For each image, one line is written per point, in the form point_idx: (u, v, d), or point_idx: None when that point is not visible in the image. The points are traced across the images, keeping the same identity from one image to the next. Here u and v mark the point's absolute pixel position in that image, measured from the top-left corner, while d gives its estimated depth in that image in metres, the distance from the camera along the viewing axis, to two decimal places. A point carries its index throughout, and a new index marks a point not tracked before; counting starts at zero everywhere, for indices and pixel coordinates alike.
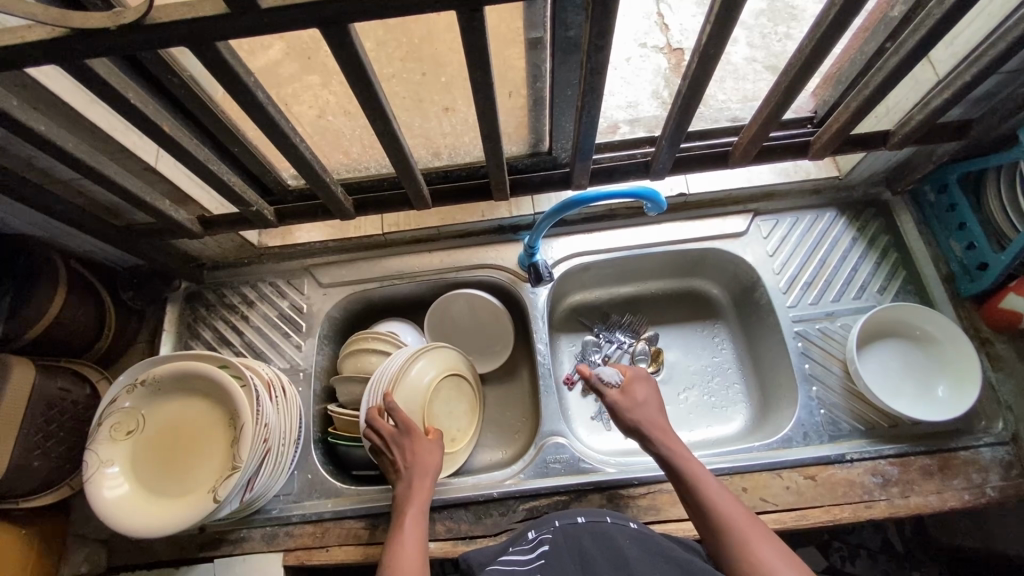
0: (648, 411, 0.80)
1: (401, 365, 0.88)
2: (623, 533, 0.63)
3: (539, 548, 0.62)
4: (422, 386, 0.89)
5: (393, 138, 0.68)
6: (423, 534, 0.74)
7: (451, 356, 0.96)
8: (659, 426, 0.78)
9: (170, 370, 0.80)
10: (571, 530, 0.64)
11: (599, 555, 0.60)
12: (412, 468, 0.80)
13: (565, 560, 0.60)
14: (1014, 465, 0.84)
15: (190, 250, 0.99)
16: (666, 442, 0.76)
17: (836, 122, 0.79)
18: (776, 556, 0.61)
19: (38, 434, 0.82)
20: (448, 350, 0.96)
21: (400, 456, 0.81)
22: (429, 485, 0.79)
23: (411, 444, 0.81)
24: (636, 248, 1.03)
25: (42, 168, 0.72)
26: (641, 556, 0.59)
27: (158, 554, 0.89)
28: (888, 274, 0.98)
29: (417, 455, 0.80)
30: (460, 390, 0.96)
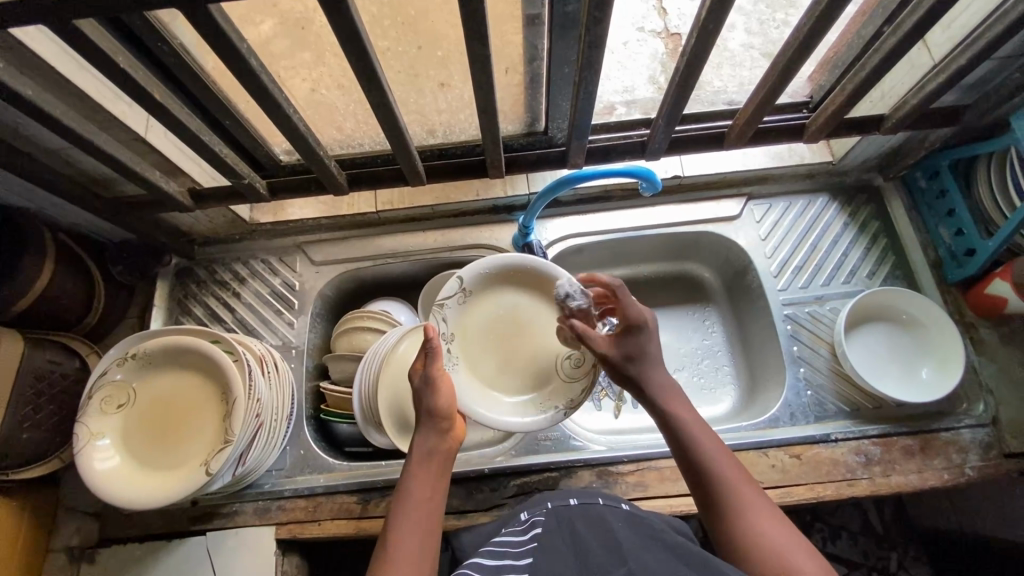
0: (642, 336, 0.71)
1: (493, 260, 0.79)
2: (615, 514, 0.63)
3: (531, 532, 0.62)
4: (493, 291, 0.82)
5: (388, 110, 0.68)
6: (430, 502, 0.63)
7: (441, 310, 0.79)
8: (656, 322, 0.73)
9: (163, 343, 0.80)
10: (564, 513, 0.64)
11: (592, 535, 0.58)
12: (432, 430, 0.67)
13: (557, 541, 0.59)
14: (993, 446, 0.86)
15: (180, 224, 0.97)
16: (674, 403, 0.69)
17: (832, 105, 0.79)
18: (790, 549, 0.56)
19: (27, 407, 0.81)
20: (430, 320, 0.79)
21: (422, 415, 0.68)
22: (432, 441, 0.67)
23: (434, 389, 0.68)
24: (630, 231, 1.03)
25: (27, 135, 0.70)
26: (636, 536, 0.58)
27: (150, 527, 0.89)
28: (877, 260, 0.99)
29: (448, 408, 0.68)
30: (469, 345, 0.81)
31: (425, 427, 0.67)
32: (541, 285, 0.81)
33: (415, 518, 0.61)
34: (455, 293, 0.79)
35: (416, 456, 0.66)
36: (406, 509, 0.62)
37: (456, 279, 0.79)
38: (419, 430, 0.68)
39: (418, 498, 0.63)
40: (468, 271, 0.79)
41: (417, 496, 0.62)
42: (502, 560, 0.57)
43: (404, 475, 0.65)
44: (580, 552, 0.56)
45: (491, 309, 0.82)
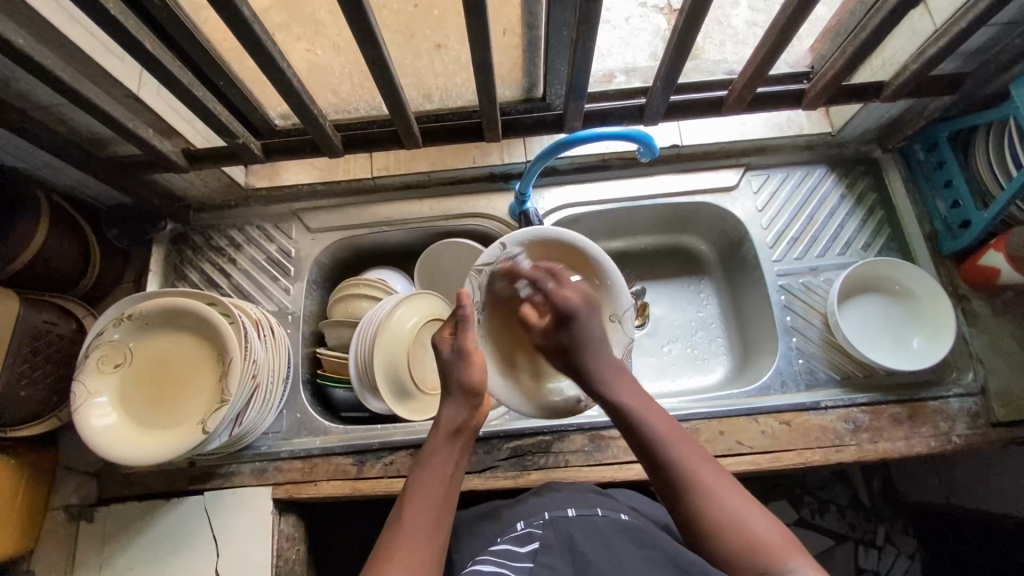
0: (574, 325, 0.70)
1: (541, 232, 0.75)
2: (615, 528, 0.63)
3: (529, 543, 0.61)
4: (528, 271, 0.77)
5: (383, 66, 0.67)
6: (447, 480, 0.65)
7: (478, 275, 0.77)
8: (588, 306, 0.72)
9: (160, 304, 0.80)
10: (562, 524, 0.63)
11: (592, 548, 0.59)
12: (462, 402, 0.70)
13: (557, 556, 0.58)
14: (980, 414, 0.88)
15: (175, 188, 0.97)
16: (625, 392, 0.68)
17: (832, 68, 0.78)
18: (771, 529, 0.56)
19: (24, 364, 0.81)
20: (466, 282, 0.77)
21: (451, 386, 0.71)
22: (460, 415, 0.69)
23: (465, 362, 0.70)
24: (627, 201, 1.03)
25: (18, 90, 0.70)
26: (634, 550, 0.59)
27: (148, 486, 0.90)
28: (873, 231, 0.99)
29: (478, 381, 0.70)
30: (497, 319, 0.78)
31: (456, 399, 0.70)
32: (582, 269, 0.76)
33: (432, 496, 0.63)
34: (494, 260, 0.76)
35: (440, 431, 0.69)
36: (424, 486, 0.63)
37: (499, 246, 0.76)
38: (448, 402, 0.71)
39: (438, 476, 0.65)
40: (513, 236, 0.75)
41: (437, 471, 0.65)
42: (501, 568, 0.57)
43: (426, 448, 0.68)
44: (582, 572, 0.56)
45: (524, 289, 0.78)
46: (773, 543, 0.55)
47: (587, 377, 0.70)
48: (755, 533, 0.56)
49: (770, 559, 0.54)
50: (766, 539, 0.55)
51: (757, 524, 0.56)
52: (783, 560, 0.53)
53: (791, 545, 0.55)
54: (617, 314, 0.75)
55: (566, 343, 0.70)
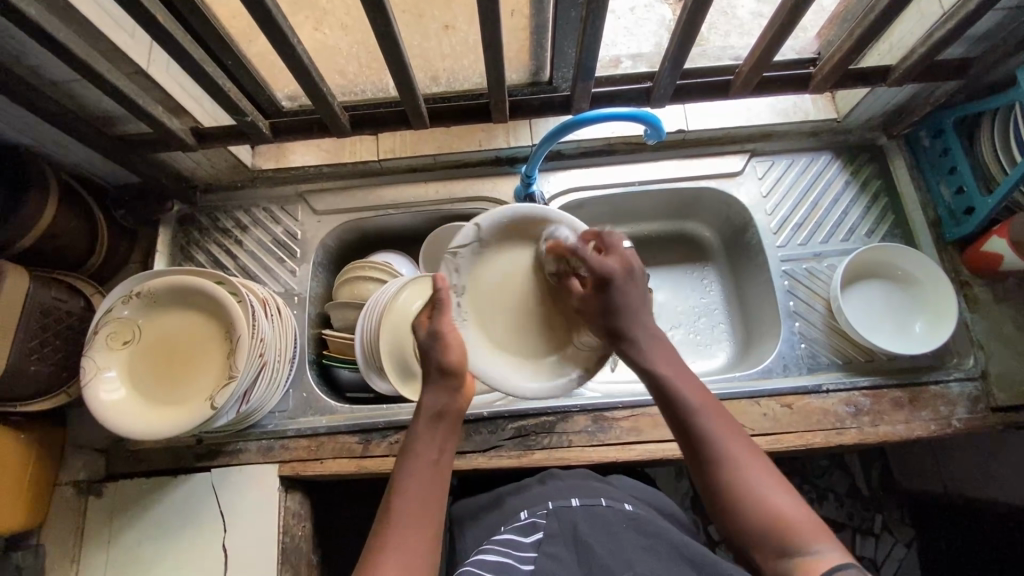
0: (616, 288, 0.71)
1: (510, 210, 0.77)
2: (619, 517, 0.64)
3: (534, 533, 0.62)
4: (508, 247, 0.79)
5: (393, 41, 0.68)
6: (435, 466, 0.64)
7: (453, 258, 0.77)
8: (627, 274, 0.73)
9: (168, 283, 0.81)
10: (565, 514, 0.64)
11: (594, 537, 0.59)
12: (443, 386, 0.69)
13: (562, 545, 0.59)
14: (980, 399, 0.88)
15: (182, 168, 0.97)
16: (663, 363, 0.68)
17: (840, 51, 0.79)
18: (799, 509, 0.55)
19: (34, 340, 0.82)
20: (443, 268, 0.77)
21: (431, 370, 0.69)
22: (441, 399, 0.68)
23: (443, 345, 0.69)
24: (632, 185, 1.03)
25: (29, 65, 0.70)
26: (637, 538, 0.60)
27: (156, 463, 0.91)
28: (876, 218, 1.00)
29: (457, 363, 0.69)
30: (483, 302, 0.78)
31: (437, 384, 0.69)
32: (562, 245, 0.79)
33: (421, 483, 0.62)
34: (470, 241, 0.77)
35: (422, 418, 0.68)
36: (414, 473, 0.63)
37: (472, 227, 0.77)
38: (429, 387, 0.69)
39: (426, 461, 0.64)
40: (485, 216, 0.77)
41: (424, 457, 0.64)
42: (505, 557, 0.58)
43: (410, 436, 0.67)
44: (586, 559, 0.56)
45: (508, 266, 0.79)
46: (799, 521, 0.54)
47: (626, 339, 0.70)
48: (782, 512, 0.55)
49: (795, 535, 0.53)
50: (793, 517, 0.54)
51: (791, 509, 0.55)
52: (807, 539, 0.53)
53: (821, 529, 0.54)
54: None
55: (603, 306, 0.71)
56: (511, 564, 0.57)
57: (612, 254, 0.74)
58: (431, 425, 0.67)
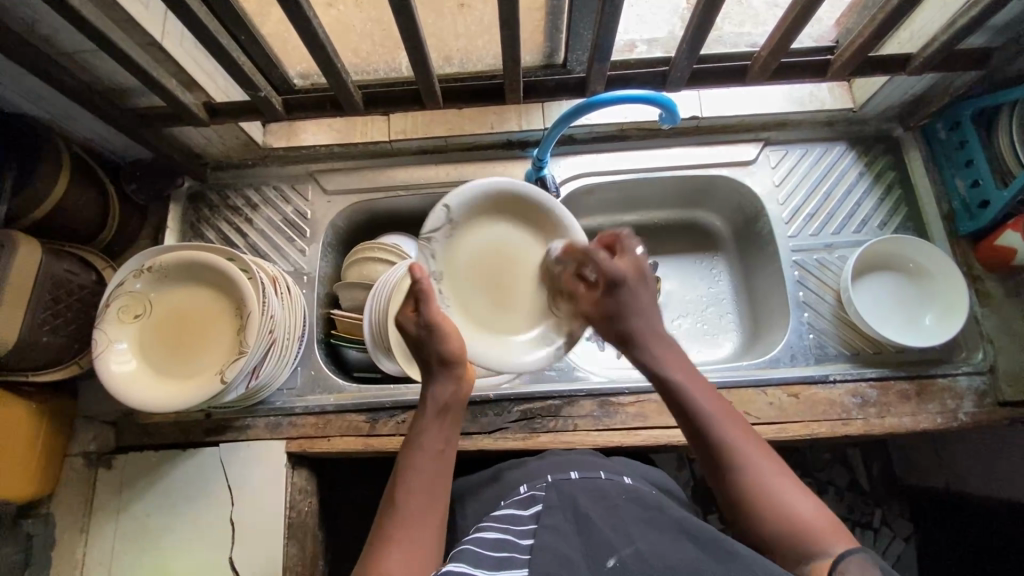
0: (626, 290, 0.70)
1: (476, 188, 0.75)
2: (618, 492, 0.63)
3: (534, 505, 0.63)
4: (484, 219, 0.78)
5: (409, 16, 0.67)
6: (439, 456, 0.66)
7: (429, 244, 0.75)
8: (638, 276, 0.71)
9: (180, 257, 0.81)
10: (565, 487, 0.64)
11: (593, 512, 0.58)
12: (446, 376, 0.69)
13: (559, 515, 0.59)
14: (988, 393, 0.88)
15: (194, 145, 0.97)
16: (673, 366, 0.68)
17: (861, 36, 0.77)
18: (821, 513, 0.57)
19: (46, 311, 0.83)
20: (419, 255, 0.75)
21: (432, 361, 0.69)
22: (448, 390, 0.69)
23: (437, 335, 0.67)
24: (643, 172, 1.02)
25: (44, 33, 0.70)
26: (636, 514, 0.58)
27: (164, 437, 0.92)
28: (890, 210, 0.99)
29: (454, 350, 0.68)
30: (461, 283, 0.77)
31: (439, 375, 0.69)
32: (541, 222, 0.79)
33: (426, 473, 0.64)
34: (443, 224, 0.75)
35: (428, 410, 0.68)
36: (418, 463, 0.64)
37: (442, 209, 0.74)
38: (433, 377, 0.69)
39: (432, 450, 0.66)
40: (454, 195, 0.74)
41: (428, 448, 0.66)
42: (505, 533, 0.58)
43: (416, 428, 0.68)
44: (584, 532, 0.56)
45: (482, 241, 0.77)
46: (820, 522, 0.56)
47: (636, 342, 0.70)
48: (803, 515, 0.57)
49: (819, 539, 0.55)
50: (814, 520, 0.56)
51: (804, 507, 0.57)
52: (829, 542, 0.54)
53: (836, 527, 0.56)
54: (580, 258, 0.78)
55: (609, 310, 0.71)
56: (511, 538, 0.57)
57: (625, 257, 0.73)
58: (436, 415, 0.68)
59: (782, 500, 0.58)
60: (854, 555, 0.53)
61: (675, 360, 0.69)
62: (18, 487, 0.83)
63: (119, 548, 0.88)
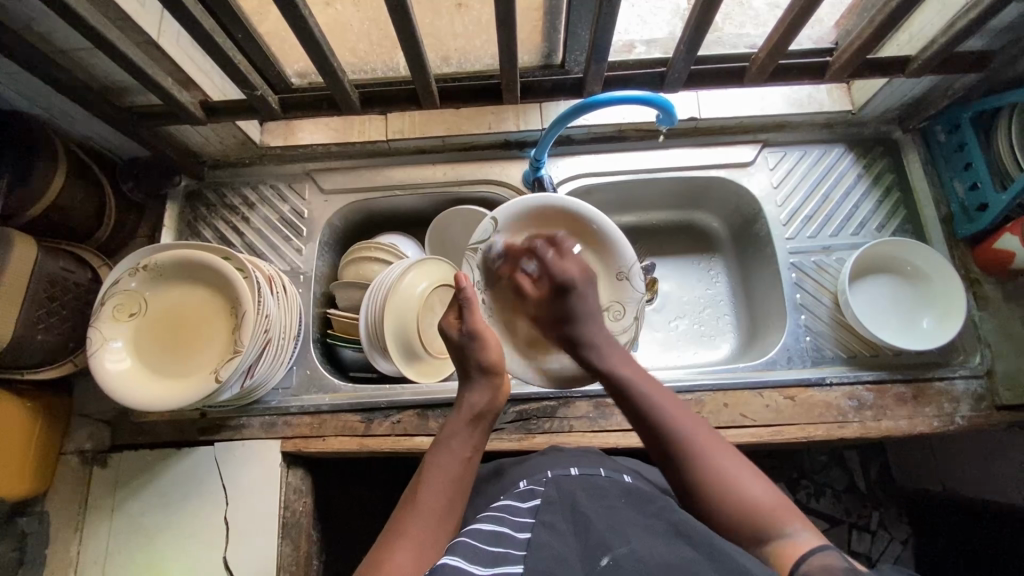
0: (573, 293, 0.75)
1: (529, 202, 0.81)
2: (616, 490, 0.62)
3: (531, 500, 0.62)
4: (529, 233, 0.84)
5: (405, 15, 0.67)
6: (466, 463, 0.65)
7: (474, 253, 0.84)
8: (586, 279, 0.77)
9: (176, 257, 0.81)
10: (563, 483, 0.63)
11: (591, 510, 0.57)
12: (484, 386, 0.70)
13: (557, 514, 0.58)
14: (985, 397, 0.88)
15: (191, 143, 0.97)
16: (616, 360, 0.72)
17: (859, 38, 0.77)
18: (771, 495, 0.59)
19: (42, 309, 0.82)
20: (465, 264, 0.85)
21: (471, 369, 0.71)
22: (484, 399, 0.69)
23: (481, 343, 0.70)
24: (641, 173, 1.02)
25: (39, 31, 0.70)
26: (634, 512, 0.57)
27: (160, 435, 0.92)
28: (888, 213, 0.99)
29: (495, 360, 0.70)
30: (501, 292, 0.84)
31: (478, 383, 0.70)
32: (589, 238, 0.84)
33: (447, 476, 0.63)
34: (487, 236, 0.83)
35: (462, 414, 0.68)
36: (440, 466, 0.64)
37: (490, 222, 0.83)
38: (471, 386, 0.70)
39: (459, 455, 0.65)
40: (505, 210, 0.81)
41: (455, 452, 0.65)
42: (501, 525, 0.58)
43: (446, 429, 0.68)
44: (580, 530, 0.55)
45: None
46: (769, 505, 0.58)
47: (586, 346, 0.73)
48: (754, 499, 0.58)
49: (771, 523, 0.57)
50: (766, 504, 0.58)
51: (754, 490, 0.59)
52: (782, 525, 0.56)
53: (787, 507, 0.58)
54: (624, 271, 0.84)
55: (562, 314, 0.75)
56: (506, 532, 0.56)
57: (571, 259, 0.79)
58: (468, 422, 0.68)
59: (733, 482, 0.59)
60: (822, 547, 0.53)
61: (620, 359, 0.73)
62: (12, 487, 0.84)
63: (113, 547, 0.88)
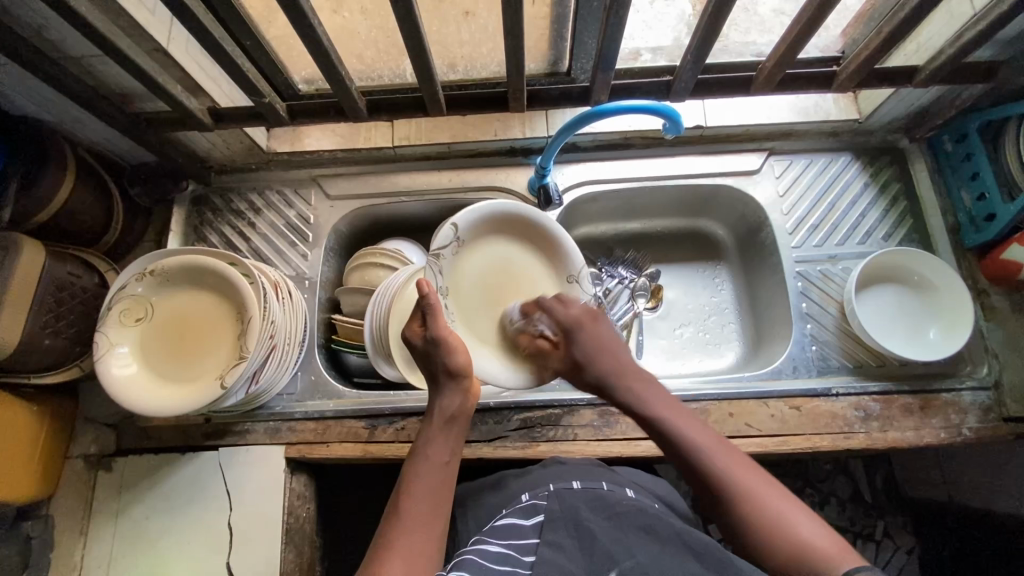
0: (582, 336, 0.70)
1: (485, 207, 0.73)
2: (618, 500, 0.62)
3: (534, 516, 0.61)
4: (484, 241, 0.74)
5: (413, 25, 0.67)
6: (444, 469, 0.65)
7: (436, 261, 0.70)
8: (592, 319, 0.72)
9: (182, 262, 0.81)
10: (567, 496, 0.63)
11: (593, 524, 0.57)
12: (454, 388, 0.68)
13: (562, 530, 0.58)
14: (992, 409, 0.87)
15: (198, 149, 0.98)
16: (649, 397, 0.68)
17: (867, 49, 0.77)
18: (824, 534, 0.55)
19: (49, 314, 0.83)
20: (425, 272, 0.70)
21: (439, 373, 0.68)
22: (456, 399, 0.68)
23: (443, 350, 0.66)
24: (647, 180, 1.02)
25: (50, 38, 0.70)
26: (636, 523, 0.57)
27: (164, 440, 0.92)
28: (895, 222, 0.99)
29: (462, 364, 0.67)
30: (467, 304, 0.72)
31: (447, 387, 0.68)
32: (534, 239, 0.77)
33: (427, 484, 0.63)
34: (449, 241, 0.71)
35: (435, 421, 0.68)
36: (419, 475, 0.64)
37: (449, 227, 0.70)
38: (440, 391, 0.68)
39: (435, 461, 0.65)
40: (464, 215, 0.71)
41: (432, 458, 0.65)
42: (507, 547, 0.57)
43: (422, 437, 0.67)
44: (586, 547, 0.55)
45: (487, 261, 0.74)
46: (825, 546, 0.54)
47: (612, 388, 0.70)
48: (808, 540, 0.55)
49: (826, 563, 0.53)
50: (818, 541, 0.55)
51: (808, 531, 0.56)
52: (835, 562, 0.53)
53: (842, 547, 0.55)
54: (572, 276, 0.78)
55: (579, 358, 0.70)
56: (512, 553, 0.56)
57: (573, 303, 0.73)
58: (442, 427, 0.67)
59: (786, 525, 0.56)
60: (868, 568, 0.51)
61: (651, 399, 0.68)
62: (14, 489, 0.84)
63: (116, 552, 0.88)
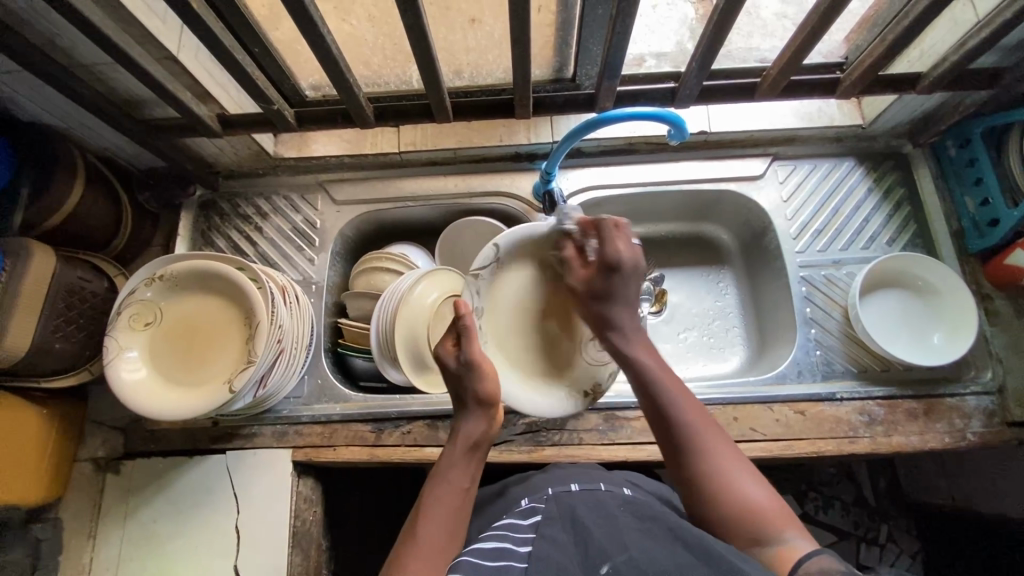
0: (620, 278, 0.67)
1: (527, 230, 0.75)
2: (616, 504, 0.62)
3: (532, 517, 0.62)
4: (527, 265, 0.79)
5: (421, 33, 0.68)
6: (461, 495, 0.65)
7: (476, 280, 0.75)
8: (636, 268, 0.68)
9: (191, 268, 0.82)
10: (565, 499, 0.64)
11: (590, 521, 0.57)
12: (479, 414, 0.69)
13: (558, 528, 0.58)
14: (996, 413, 0.88)
15: (206, 154, 0.98)
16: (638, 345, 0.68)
17: (870, 56, 0.78)
18: (771, 501, 0.59)
19: (59, 318, 0.84)
20: (465, 290, 0.75)
21: (467, 398, 0.69)
22: (480, 428, 0.69)
23: (475, 374, 0.68)
24: (651, 185, 1.03)
25: (62, 46, 0.71)
26: (633, 523, 0.57)
27: (172, 444, 0.93)
28: (898, 227, 0.99)
29: (491, 392, 0.69)
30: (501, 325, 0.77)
31: (473, 413, 0.69)
32: None
33: (444, 508, 0.63)
34: (489, 261, 0.75)
35: (458, 445, 0.68)
36: (437, 499, 0.64)
37: (492, 247, 0.75)
38: (465, 416, 0.69)
39: (454, 487, 0.65)
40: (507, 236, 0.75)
41: (451, 482, 0.66)
42: (503, 541, 0.58)
43: (444, 460, 0.67)
44: (581, 542, 0.55)
45: None
46: (768, 509, 0.58)
47: (611, 330, 0.68)
48: (754, 501, 0.58)
49: (768, 526, 0.57)
50: (763, 505, 0.58)
51: (755, 495, 0.59)
52: (778, 529, 0.57)
53: (785, 515, 0.58)
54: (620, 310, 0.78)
55: (599, 296, 0.68)
56: (506, 547, 0.57)
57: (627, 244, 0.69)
58: (465, 452, 0.68)
59: (736, 488, 0.59)
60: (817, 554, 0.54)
61: (645, 350, 0.68)
62: (24, 491, 0.84)
63: (125, 554, 0.89)
